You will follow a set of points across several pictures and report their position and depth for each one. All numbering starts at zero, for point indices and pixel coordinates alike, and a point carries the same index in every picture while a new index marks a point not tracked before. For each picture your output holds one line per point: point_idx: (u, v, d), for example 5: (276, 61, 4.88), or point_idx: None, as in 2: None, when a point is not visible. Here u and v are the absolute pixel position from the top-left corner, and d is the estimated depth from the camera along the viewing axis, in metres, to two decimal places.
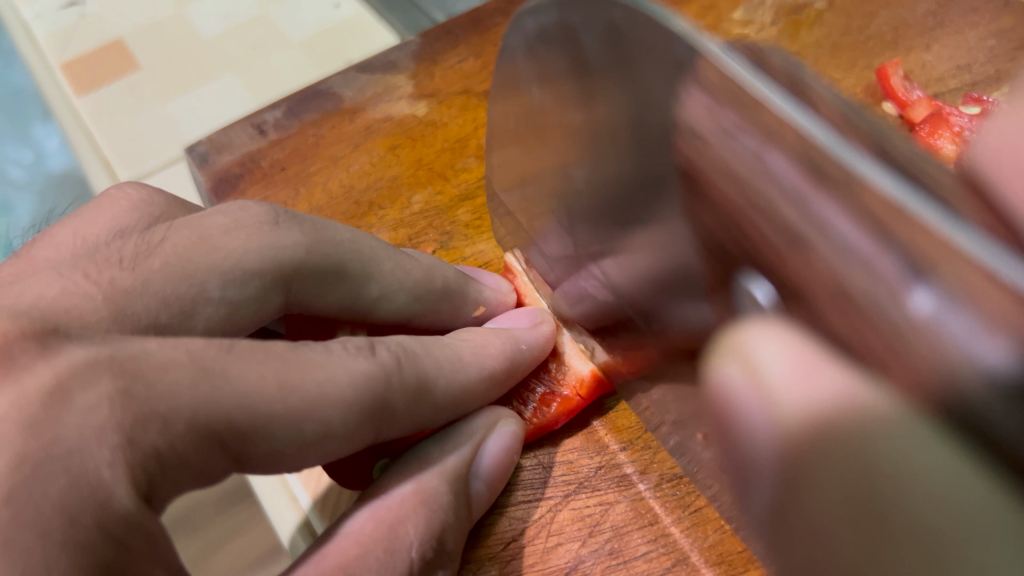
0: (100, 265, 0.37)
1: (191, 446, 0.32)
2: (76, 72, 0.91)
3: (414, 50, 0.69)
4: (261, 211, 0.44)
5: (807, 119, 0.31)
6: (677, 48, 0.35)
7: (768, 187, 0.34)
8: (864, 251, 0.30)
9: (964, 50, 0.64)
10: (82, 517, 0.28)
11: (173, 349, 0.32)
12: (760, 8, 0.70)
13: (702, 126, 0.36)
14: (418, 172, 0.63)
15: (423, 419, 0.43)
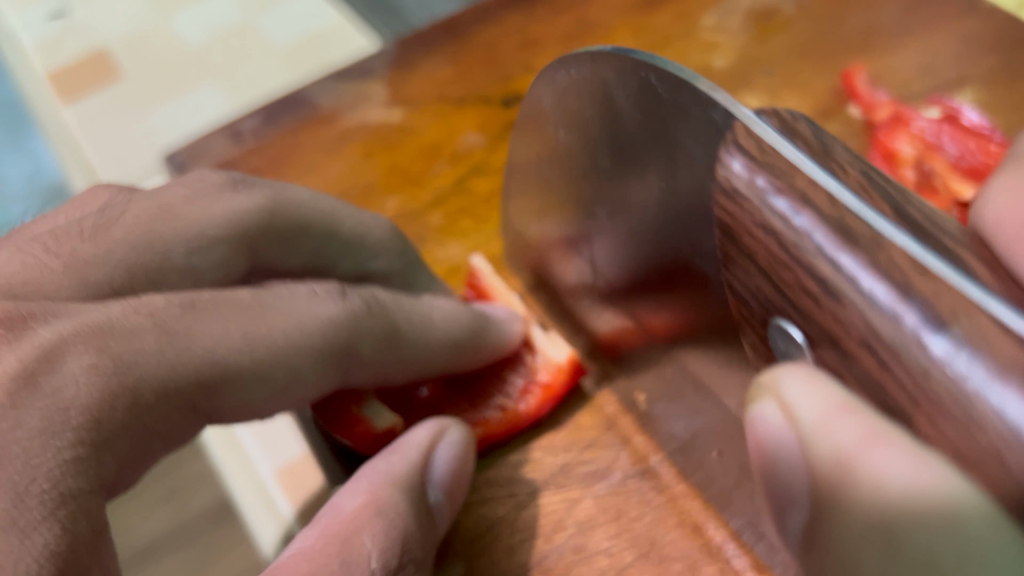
0: (63, 239, 0.40)
1: (158, 415, 0.35)
2: (61, 82, 0.92)
3: (390, 56, 0.70)
4: (218, 179, 0.48)
5: (884, 228, 0.30)
6: (716, 113, 0.35)
7: (793, 242, 0.32)
8: (885, 300, 0.29)
9: (929, 56, 0.65)
10: (44, 498, 0.30)
11: (135, 316, 0.36)
12: (732, 12, 0.71)
13: (742, 190, 0.34)
14: (392, 178, 0.64)
15: (389, 369, 0.48)
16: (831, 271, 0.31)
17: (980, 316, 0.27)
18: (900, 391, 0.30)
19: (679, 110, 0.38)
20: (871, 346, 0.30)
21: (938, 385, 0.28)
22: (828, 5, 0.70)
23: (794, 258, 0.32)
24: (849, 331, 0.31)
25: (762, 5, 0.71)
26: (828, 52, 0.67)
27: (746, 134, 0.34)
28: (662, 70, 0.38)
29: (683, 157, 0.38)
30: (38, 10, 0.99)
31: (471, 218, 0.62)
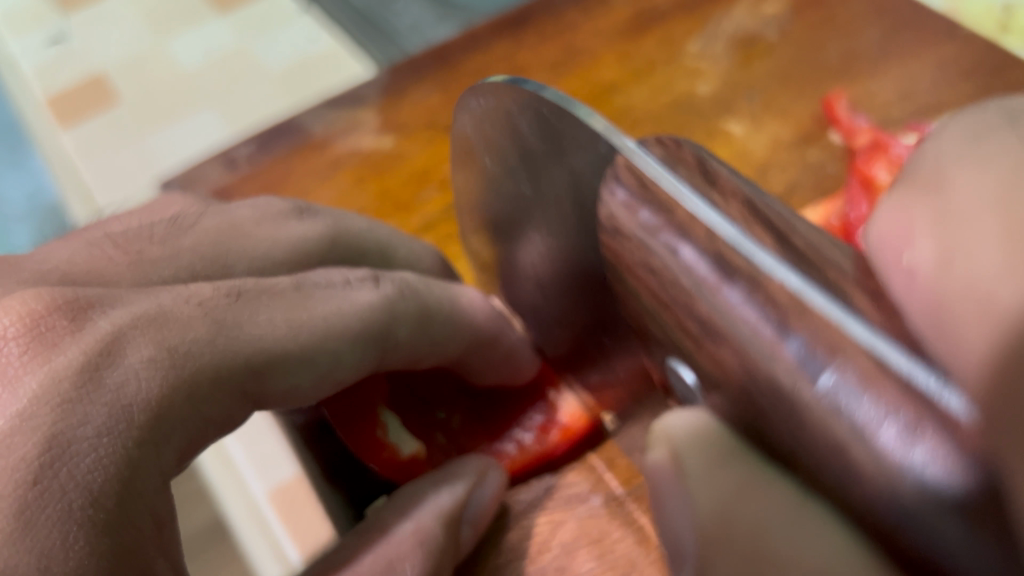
0: (134, 239, 0.44)
1: (212, 402, 0.36)
2: (63, 107, 0.94)
3: (381, 83, 0.72)
4: (286, 207, 0.52)
5: (765, 260, 0.28)
6: (602, 146, 0.33)
7: (675, 279, 0.30)
8: (754, 328, 0.27)
9: (908, 82, 0.67)
10: (106, 497, 0.31)
11: (188, 306, 0.37)
12: (714, 40, 0.72)
13: (625, 224, 0.32)
14: (383, 204, 0.66)
15: (424, 352, 0.49)
16: (712, 310, 0.29)
17: (844, 343, 0.26)
18: (765, 420, 0.28)
19: (559, 143, 0.36)
20: (750, 375, 0.28)
21: (790, 395, 0.26)
22: (810, 31, 0.71)
23: (670, 296, 0.31)
24: (727, 375, 0.30)
25: (745, 30, 0.72)
26: (808, 78, 0.68)
27: (624, 165, 0.32)
28: (557, 103, 0.35)
29: (547, 176, 0.39)
30: (37, 35, 1.01)
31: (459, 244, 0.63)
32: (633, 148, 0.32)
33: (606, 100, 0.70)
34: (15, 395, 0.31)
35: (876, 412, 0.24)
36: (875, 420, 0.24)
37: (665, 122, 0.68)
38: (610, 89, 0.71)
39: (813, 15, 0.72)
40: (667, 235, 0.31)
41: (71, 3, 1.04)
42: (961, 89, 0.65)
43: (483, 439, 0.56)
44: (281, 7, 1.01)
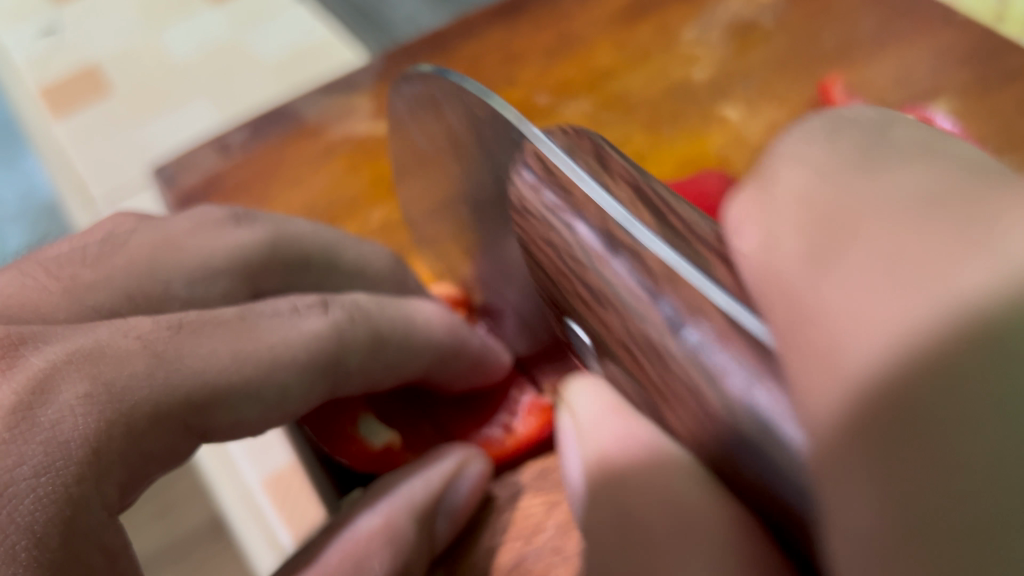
0: (65, 264, 0.45)
1: (154, 436, 0.37)
2: (56, 99, 0.94)
3: (376, 70, 0.71)
4: (223, 213, 0.52)
5: (644, 234, 0.26)
6: (513, 132, 0.34)
7: (572, 255, 0.28)
8: (647, 305, 0.25)
9: (904, 68, 0.67)
10: (49, 536, 0.32)
11: (126, 339, 0.37)
12: (710, 26, 0.72)
13: (530, 202, 0.31)
14: (379, 189, 0.65)
15: (375, 376, 0.50)
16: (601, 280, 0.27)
17: (707, 293, 0.24)
18: (650, 383, 0.27)
19: (496, 135, 0.36)
20: (630, 345, 0.27)
21: (669, 363, 0.25)
22: (806, 18, 0.71)
23: (569, 266, 0.29)
24: (618, 336, 0.27)
25: (740, 17, 0.72)
26: (803, 65, 0.68)
27: (532, 153, 0.31)
28: (486, 101, 0.36)
29: (490, 166, 0.38)
30: (31, 28, 1.01)
31: None
32: (541, 136, 0.31)
33: (603, 86, 0.70)
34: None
35: (727, 357, 0.23)
36: (709, 345, 0.23)
37: (662, 107, 0.68)
38: (605, 76, 0.71)
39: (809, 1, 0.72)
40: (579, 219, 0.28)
41: None
42: (958, 73, 0.65)
43: (472, 425, 0.57)
44: None
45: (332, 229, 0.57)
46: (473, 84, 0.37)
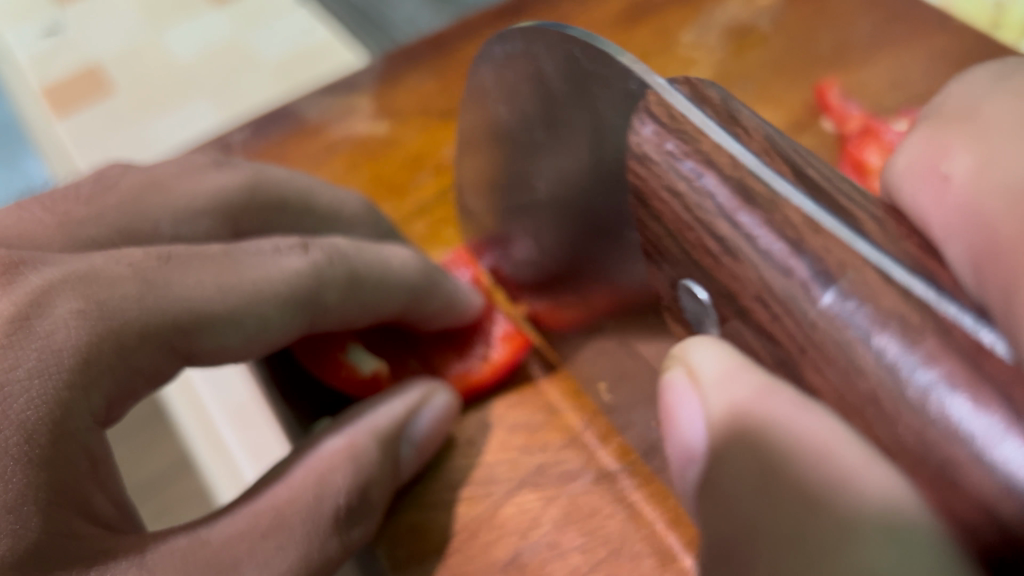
0: (61, 202, 0.46)
1: (139, 354, 0.42)
2: (58, 97, 0.94)
3: (377, 71, 0.72)
4: (205, 158, 0.53)
5: (783, 186, 0.29)
6: (631, 83, 0.34)
7: (698, 204, 0.31)
8: (804, 279, 0.27)
9: (900, 71, 0.67)
10: (38, 435, 0.37)
11: (118, 265, 0.42)
12: (709, 30, 0.73)
13: (652, 153, 0.33)
14: (377, 187, 0.66)
15: (354, 316, 0.52)
16: (731, 232, 0.30)
17: (889, 289, 0.26)
18: (788, 340, 0.28)
19: (600, 86, 0.36)
20: (766, 301, 0.29)
21: (824, 337, 0.27)
22: (803, 22, 0.72)
23: (696, 219, 0.31)
24: (746, 288, 0.30)
25: (738, 20, 0.73)
26: (800, 68, 0.69)
27: (656, 101, 0.33)
28: (588, 42, 0.36)
29: (581, 104, 0.38)
30: (33, 26, 1.02)
31: (454, 228, 0.63)
32: (664, 85, 0.33)
33: None
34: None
35: (912, 360, 0.24)
36: (900, 357, 0.25)
37: None
38: None
39: (806, 5, 0.73)
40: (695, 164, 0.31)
41: None
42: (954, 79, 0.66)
43: (451, 354, 0.57)
44: None
45: (309, 177, 0.57)
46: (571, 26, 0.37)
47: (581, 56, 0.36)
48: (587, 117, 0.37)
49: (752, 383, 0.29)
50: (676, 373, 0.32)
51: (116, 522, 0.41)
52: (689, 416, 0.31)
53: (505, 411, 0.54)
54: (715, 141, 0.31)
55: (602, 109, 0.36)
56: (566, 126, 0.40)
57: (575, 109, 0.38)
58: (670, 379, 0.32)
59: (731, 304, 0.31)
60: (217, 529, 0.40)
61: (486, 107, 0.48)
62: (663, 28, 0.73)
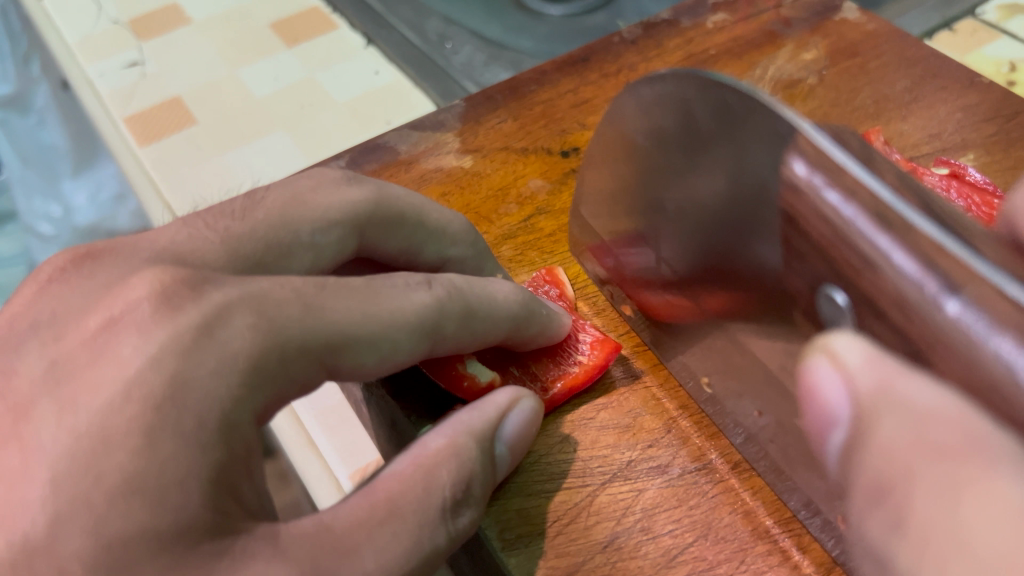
0: (219, 219, 0.53)
1: (299, 366, 0.45)
2: (139, 124, 1.01)
3: (459, 111, 0.80)
4: (336, 174, 0.60)
5: (913, 216, 0.40)
6: (780, 125, 0.44)
7: (841, 228, 0.43)
8: (934, 293, 0.39)
9: (935, 122, 0.75)
10: (208, 423, 0.41)
11: (283, 289, 0.47)
12: (760, 82, 0.81)
13: (801, 184, 0.44)
14: (466, 214, 0.73)
15: (463, 342, 0.56)
16: (871, 250, 0.42)
17: (1001, 300, 0.36)
18: (919, 338, 0.39)
19: (751, 126, 0.46)
20: (902, 307, 0.40)
21: (952, 336, 0.38)
22: (845, 78, 0.80)
23: (840, 237, 0.43)
24: (881, 295, 0.41)
25: (786, 74, 0.81)
26: (846, 119, 0.76)
27: (806, 142, 0.44)
28: (742, 90, 0.46)
29: (726, 136, 0.48)
30: (115, 58, 1.09)
31: (538, 251, 0.71)
32: (811, 130, 0.43)
33: None
34: (148, 343, 0.42)
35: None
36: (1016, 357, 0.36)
37: None
38: None
39: (847, 63, 0.81)
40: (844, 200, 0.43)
41: (144, 29, 1.12)
42: (985, 131, 0.74)
43: (547, 362, 0.63)
44: (345, 42, 1.09)
45: (418, 195, 0.64)
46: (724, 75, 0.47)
47: (732, 100, 0.47)
48: (731, 149, 0.48)
49: (890, 370, 0.38)
50: (819, 364, 0.40)
51: (260, 513, 0.44)
52: (826, 396, 0.39)
53: (593, 413, 0.61)
54: (861, 181, 0.42)
55: (748, 143, 0.46)
56: (710, 157, 0.49)
57: (719, 139, 0.48)
58: (813, 368, 0.41)
59: (869, 308, 0.41)
60: (341, 516, 0.45)
61: (628, 139, 0.58)
62: None
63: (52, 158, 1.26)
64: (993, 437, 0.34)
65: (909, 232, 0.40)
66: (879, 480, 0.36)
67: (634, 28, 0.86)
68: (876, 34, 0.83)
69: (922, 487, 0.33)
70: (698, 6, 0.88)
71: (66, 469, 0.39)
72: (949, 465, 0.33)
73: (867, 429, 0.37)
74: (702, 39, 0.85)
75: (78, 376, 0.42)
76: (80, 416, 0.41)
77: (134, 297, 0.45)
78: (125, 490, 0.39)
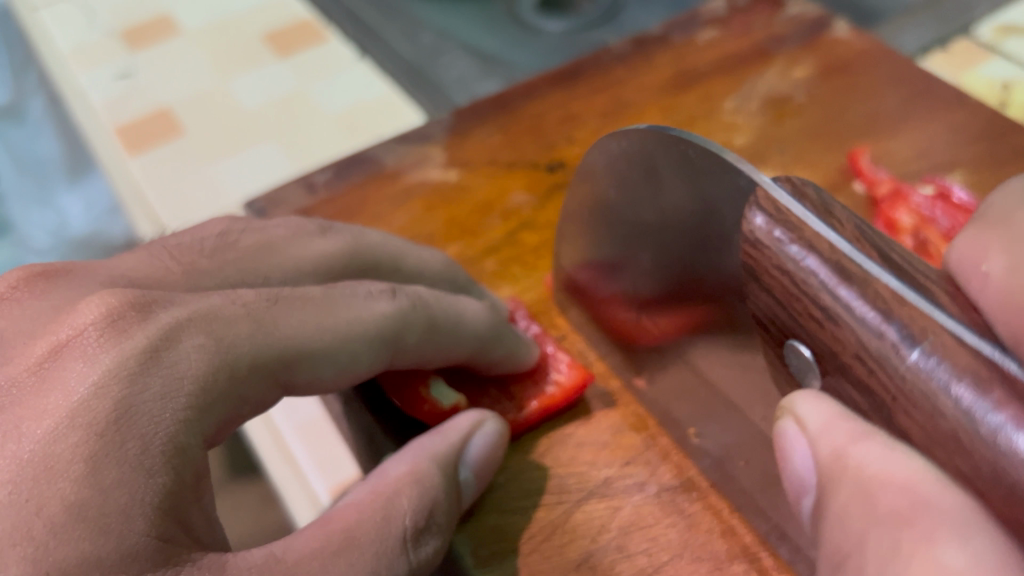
0: (188, 252, 0.53)
1: (250, 384, 0.45)
2: (129, 135, 1.01)
3: (447, 125, 0.80)
4: (312, 223, 0.60)
5: (873, 268, 0.39)
6: (741, 180, 0.44)
7: (802, 280, 0.41)
8: (874, 322, 0.38)
9: (923, 141, 0.75)
10: (156, 447, 0.40)
11: (234, 308, 0.47)
12: (750, 98, 0.80)
13: (762, 239, 0.43)
14: (451, 228, 0.72)
15: (427, 359, 0.57)
16: (833, 304, 0.40)
17: (961, 350, 0.36)
18: (883, 389, 0.39)
19: (710, 177, 0.46)
20: (863, 358, 0.39)
21: (913, 385, 0.37)
22: (834, 95, 0.79)
23: (801, 291, 0.41)
24: (844, 347, 0.40)
25: (776, 90, 0.81)
26: (834, 135, 0.76)
27: (764, 196, 0.43)
28: (702, 144, 0.46)
29: (696, 190, 0.48)
30: (106, 69, 1.09)
31: (522, 265, 0.70)
32: (769, 184, 0.43)
33: None
34: (93, 368, 0.41)
35: (986, 405, 0.35)
36: (974, 402, 0.35)
37: None
38: None
39: (836, 80, 0.81)
40: (804, 252, 0.41)
41: (137, 42, 1.12)
42: (976, 150, 0.74)
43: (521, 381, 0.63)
44: (337, 55, 1.09)
45: (399, 240, 0.64)
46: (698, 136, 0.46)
47: (694, 155, 0.47)
48: (702, 200, 0.48)
49: (851, 431, 0.39)
50: (785, 424, 0.42)
51: (212, 545, 0.43)
52: (800, 462, 0.41)
53: (571, 430, 0.60)
54: (816, 230, 0.41)
55: (714, 196, 0.46)
56: (690, 217, 0.49)
57: (684, 192, 0.48)
58: (780, 428, 0.42)
59: (832, 361, 0.42)
60: (296, 545, 0.44)
61: (601, 192, 0.56)
62: (708, 94, 0.81)
63: (47, 172, 1.26)
64: (946, 498, 0.34)
65: (872, 290, 0.39)
66: (836, 552, 0.37)
67: (624, 43, 0.86)
68: (866, 52, 0.83)
69: (872, 556, 0.35)
70: (688, 21, 0.88)
71: (8, 499, 0.37)
72: (901, 535, 0.34)
73: (829, 489, 0.38)
74: (692, 55, 0.84)
75: (25, 403, 0.40)
76: (23, 442, 0.39)
77: (82, 322, 0.44)
78: (68, 519, 0.37)
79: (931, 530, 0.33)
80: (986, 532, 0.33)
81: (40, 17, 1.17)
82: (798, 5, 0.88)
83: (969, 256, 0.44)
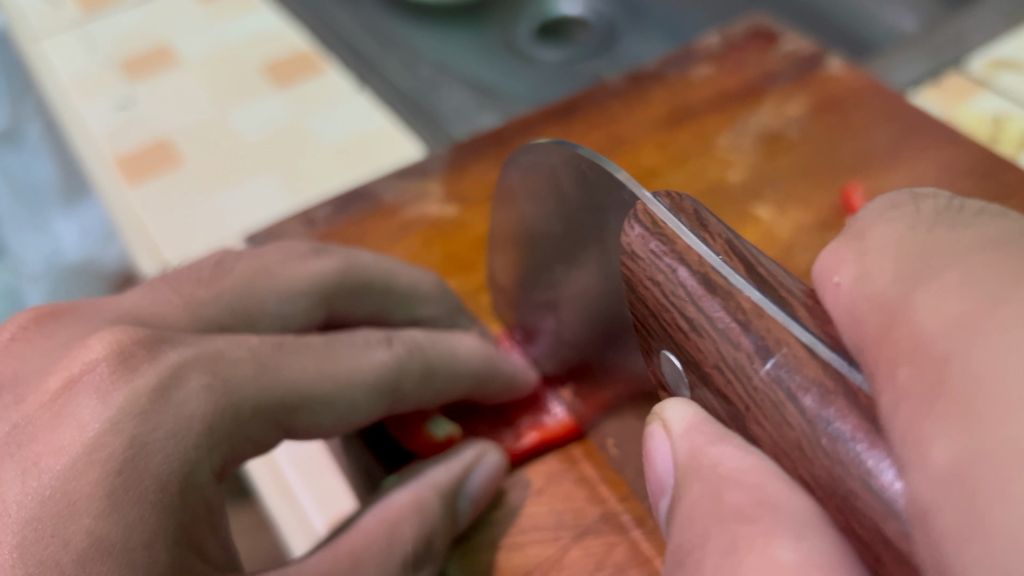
0: (185, 284, 0.54)
1: (251, 424, 0.46)
2: (128, 165, 1.02)
3: (445, 159, 0.80)
4: (304, 247, 0.60)
5: (738, 281, 0.37)
6: (625, 193, 0.43)
7: (673, 292, 0.39)
8: (731, 333, 0.36)
9: (915, 179, 0.76)
10: (170, 482, 0.41)
11: (240, 349, 0.47)
12: (744, 134, 0.81)
13: (638, 250, 0.41)
14: (449, 263, 0.73)
15: (423, 399, 0.58)
16: (700, 317, 0.37)
17: (812, 362, 0.34)
18: (738, 399, 0.37)
19: (603, 190, 0.45)
20: (722, 368, 0.37)
21: (764, 394, 0.35)
22: (828, 131, 0.81)
23: (672, 302, 0.39)
24: (706, 357, 0.38)
25: (770, 127, 0.82)
26: (827, 173, 0.77)
27: (643, 210, 0.41)
28: (594, 161, 0.45)
29: (585, 196, 0.47)
30: (107, 101, 1.10)
31: None
32: (648, 197, 0.41)
33: (648, 183, 0.78)
34: (107, 406, 0.41)
35: (828, 416, 0.33)
36: (818, 412, 0.33)
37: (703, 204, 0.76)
38: (650, 174, 0.79)
39: (829, 117, 0.82)
40: (680, 268, 0.39)
41: (136, 73, 1.13)
42: (967, 185, 0.75)
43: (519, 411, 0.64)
44: (336, 86, 1.10)
45: (391, 259, 0.65)
46: (584, 149, 0.46)
47: (588, 170, 0.46)
48: (591, 204, 0.47)
49: (710, 430, 0.37)
50: (652, 427, 0.40)
51: (227, 568, 0.45)
52: (662, 464, 0.40)
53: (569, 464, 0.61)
54: (689, 244, 0.39)
55: (603, 212, 0.46)
56: (581, 235, 0.49)
57: (581, 204, 0.48)
58: (648, 429, 0.40)
59: (696, 370, 0.39)
60: (307, 565, 0.45)
61: (521, 210, 0.56)
62: (704, 130, 0.82)
63: (41, 197, 1.27)
64: (787, 500, 0.34)
65: (737, 306, 0.36)
66: (682, 549, 0.36)
67: (619, 79, 0.87)
68: (859, 88, 0.84)
69: (713, 556, 0.34)
70: (683, 58, 0.89)
71: (32, 535, 0.38)
72: (738, 534, 0.34)
73: (683, 489, 0.38)
74: (686, 92, 0.86)
75: (40, 440, 0.41)
76: (43, 478, 0.39)
77: (93, 357, 0.44)
78: (94, 553, 0.38)
79: (771, 524, 0.33)
80: (821, 531, 0.33)
81: (41, 48, 1.17)
82: (790, 41, 0.90)
83: (828, 266, 0.37)
